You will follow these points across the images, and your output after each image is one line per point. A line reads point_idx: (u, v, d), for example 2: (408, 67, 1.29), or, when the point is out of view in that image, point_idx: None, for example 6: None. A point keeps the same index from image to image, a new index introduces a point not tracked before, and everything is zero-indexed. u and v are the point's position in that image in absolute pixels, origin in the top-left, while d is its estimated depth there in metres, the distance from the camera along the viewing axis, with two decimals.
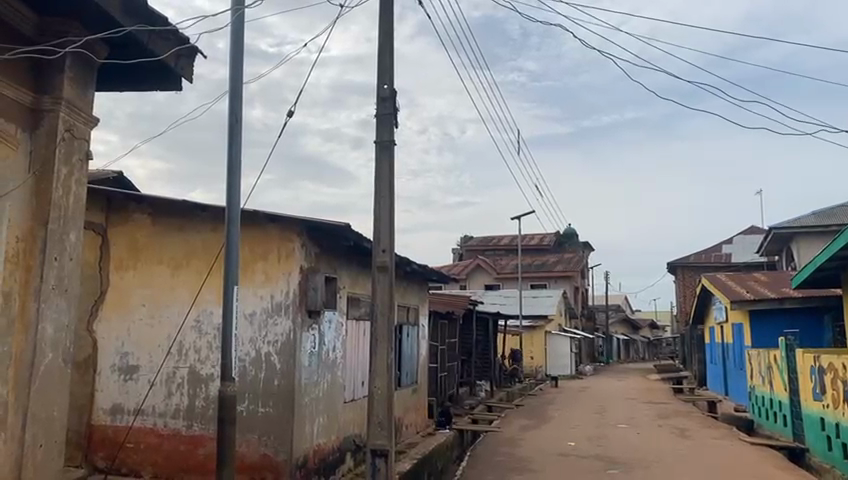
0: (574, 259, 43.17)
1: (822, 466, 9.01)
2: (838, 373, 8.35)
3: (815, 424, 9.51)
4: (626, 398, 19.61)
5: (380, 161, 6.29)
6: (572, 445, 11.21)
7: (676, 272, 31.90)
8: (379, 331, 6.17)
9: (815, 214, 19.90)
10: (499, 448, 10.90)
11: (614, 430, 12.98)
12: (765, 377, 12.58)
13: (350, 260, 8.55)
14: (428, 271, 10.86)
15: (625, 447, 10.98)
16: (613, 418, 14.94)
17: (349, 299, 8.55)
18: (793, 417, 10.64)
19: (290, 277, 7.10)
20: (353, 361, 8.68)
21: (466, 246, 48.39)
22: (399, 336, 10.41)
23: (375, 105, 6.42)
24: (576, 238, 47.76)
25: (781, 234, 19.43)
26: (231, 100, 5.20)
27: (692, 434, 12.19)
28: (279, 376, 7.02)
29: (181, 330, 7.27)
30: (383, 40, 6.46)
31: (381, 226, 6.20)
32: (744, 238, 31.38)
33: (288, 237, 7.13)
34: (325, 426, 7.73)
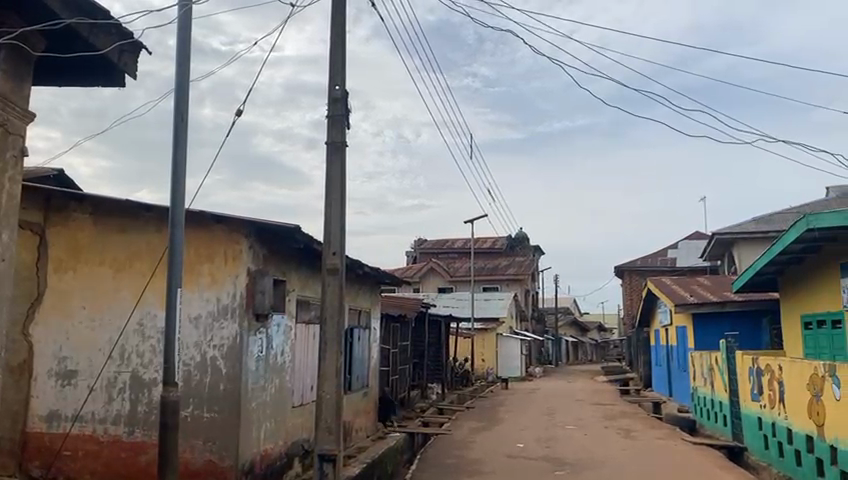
0: (526, 262, 43.72)
1: (759, 464, 9.32)
2: (775, 374, 8.65)
3: (752, 424, 9.85)
4: (575, 400, 19.91)
5: (330, 162, 6.24)
6: (521, 446, 11.33)
7: (623, 275, 32.65)
8: (328, 335, 6.10)
9: (756, 220, 20.63)
10: (450, 451, 10.92)
11: (563, 431, 13.17)
12: (707, 379, 12.96)
13: (300, 262, 8.43)
14: (381, 273, 10.80)
15: (572, 448, 11.16)
16: (562, 419, 15.17)
17: (299, 302, 8.45)
18: (733, 417, 10.98)
19: (238, 279, 6.96)
20: (303, 365, 8.57)
21: (420, 249, 48.48)
22: (350, 339, 10.33)
23: (327, 106, 6.35)
24: (527, 241, 48.35)
25: (723, 240, 20.07)
26: (176, 98, 5.06)
27: (638, 434, 12.49)
28: (225, 380, 6.88)
29: (124, 333, 7.05)
30: (335, 40, 6.40)
31: (332, 227, 6.14)
32: (689, 243, 32.30)
33: (235, 238, 6.99)
34: (272, 430, 7.60)
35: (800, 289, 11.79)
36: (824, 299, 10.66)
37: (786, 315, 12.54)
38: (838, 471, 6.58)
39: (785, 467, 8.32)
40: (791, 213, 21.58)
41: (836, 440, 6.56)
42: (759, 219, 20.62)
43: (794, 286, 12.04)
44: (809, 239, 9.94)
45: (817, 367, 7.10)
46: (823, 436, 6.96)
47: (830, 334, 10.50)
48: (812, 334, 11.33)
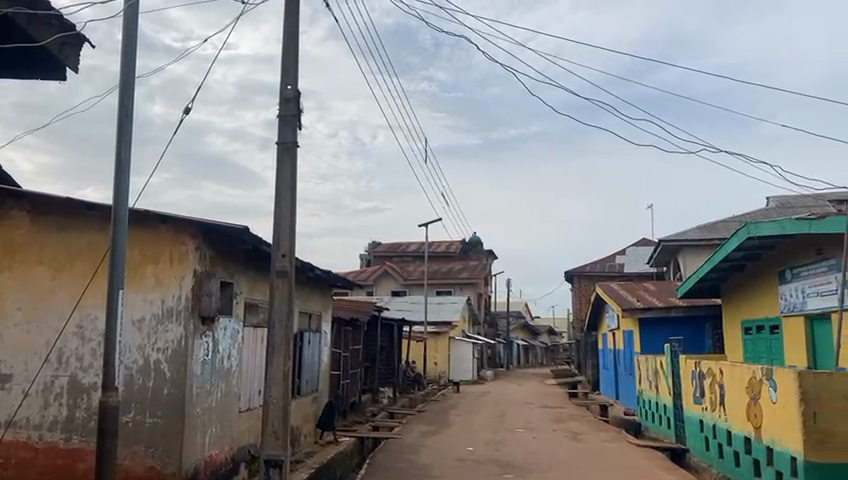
0: (479, 266, 44.03)
1: (700, 465, 9.56)
2: (716, 378, 8.91)
3: (694, 426, 10.12)
4: (526, 403, 20.12)
5: (281, 163, 6.15)
6: (471, 450, 11.38)
7: (573, 280, 33.18)
8: (276, 339, 6.00)
9: (700, 228, 21.23)
10: (400, 454, 10.89)
11: (513, 434, 13.27)
12: (652, 382, 13.25)
13: (249, 264, 8.29)
14: (333, 276, 10.72)
15: (521, 451, 11.25)
16: (511, 422, 15.32)
17: (247, 304, 8.30)
18: (676, 420, 11.26)
19: (184, 280, 6.80)
20: (250, 369, 8.43)
21: (374, 252, 48.31)
22: (300, 343, 10.21)
23: (279, 106, 6.26)
24: (481, 245, 48.71)
25: (669, 247, 20.61)
26: (121, 94, 4.92)
27: (585, 437, 12.69)
28: (169, 384, 6.70)
29: (62, 336, 6.80)
30: (287, 40, 6.32)
31: (282, 230, 6.05)
32: (637, 249, 33.04)
33: (181, 239, 6.82)
34: (218, 435, 7.44)
35: (741, 295, 12.17)
36: (764, 305, 11.03)
37: (727, 320, 12.93)
38: (774, 472, 6.80)
39: (724, 468, 8.56)
40: (733, 222, 22.28)
41: (773, 442, 6.77)
42: (703, 227, 21.24)
43: (735, 292, 12.43)
44: (750, 247, 10.27)
45: (756, 371, 7.33)
46: (760, 438, 7.19)
47: (768, 338, 10.86)
48: (751, 339, 11.72)
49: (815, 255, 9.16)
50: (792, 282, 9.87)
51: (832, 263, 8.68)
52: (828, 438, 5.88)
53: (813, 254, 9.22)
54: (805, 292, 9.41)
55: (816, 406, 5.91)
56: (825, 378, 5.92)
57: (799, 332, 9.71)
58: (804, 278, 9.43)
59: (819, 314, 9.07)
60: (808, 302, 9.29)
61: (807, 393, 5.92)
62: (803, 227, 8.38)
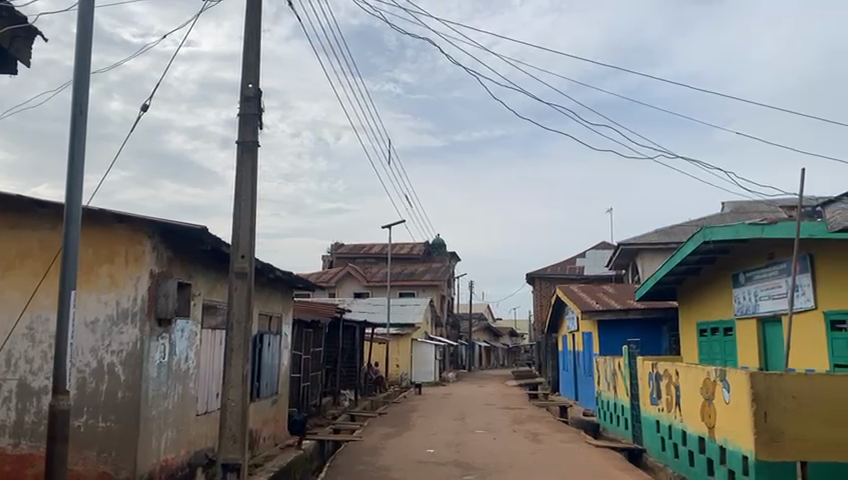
0: (442, 268, 44.12)
1: (656, 465, 9.74)
2: (672, 379, 9.09)
3: (651, 427, 10.31)
4: (487, 405, 20.23)
5: (241, 163, 6.06)
6: (432, 452, 11.38)
7: (534, 283, 33.55)
8: (235, 342, 5.91)
9: (658, 232, 21.67)
10: (360, 457, 10.82)
11: (474, 436, 13.32)
12: (610, 383, 13.46)
13: (207, 265, 8.16)
14: (293, 278, 10.62)
15: (481, 452, 11.30)
16: (473, 423, 15.37)
17: (205, 306, 8.16)
18: (633, 420, 11.45)
19: (140, 282, 6.64)
20: (208, 372, 8.28)
21: (336, 254, 48.02)
22: (259, 345, 10.08)
23: (239, 104, 6.17)
24: (444, 248, 48.82)
25: (628, 250, 20.97)
26: (75, 90, 4.78)
27: (545, 438, 12.81)
28: (123, 388, 6.54)
29: (11, 338, 6.57)
30: (249, 38, 6.24)
31: (241, 230, 5.96)
32: (596, 252, 33.53)
33: (138, 238, 6.67)
34: (173, 439, 7.29)
35: (696, 298, 12.44)
36: (718, 308, 11.29)
37: (683, 322, 13.22)
38: (726, 470, 6.97)
39: (679, 468, 8.75)
40: (690, 226, 22.79)
41: (726, 441, 6.93)
42: (661, 231, 21.68)
43: (691, 295, 12.70)
44: (705, 251, 10.50)
45: (710, 372, 7.49)
46: (713, 438, 7.36)
47: (722, 340, 11.13)
48: (706, 340, 11.99)
49: (767, 259, 9.43)
50: (745, 285, 10.13)
51: (783, 267, 8.95)
52: (778, 437, 6.03)
53: (765, 258, 9.48)
54: (757, 295, 9.68)
55: (766, 406, 6.07)
56: (775, 379, 6.08)
57: (751, 334, 9.98)
58: (757, 282, 9.70)
59: (771, 316, 9.34)
60: (760, 305, 9.55)
61: (758, 393, 6.08)
62: (756, 231, 8.61)
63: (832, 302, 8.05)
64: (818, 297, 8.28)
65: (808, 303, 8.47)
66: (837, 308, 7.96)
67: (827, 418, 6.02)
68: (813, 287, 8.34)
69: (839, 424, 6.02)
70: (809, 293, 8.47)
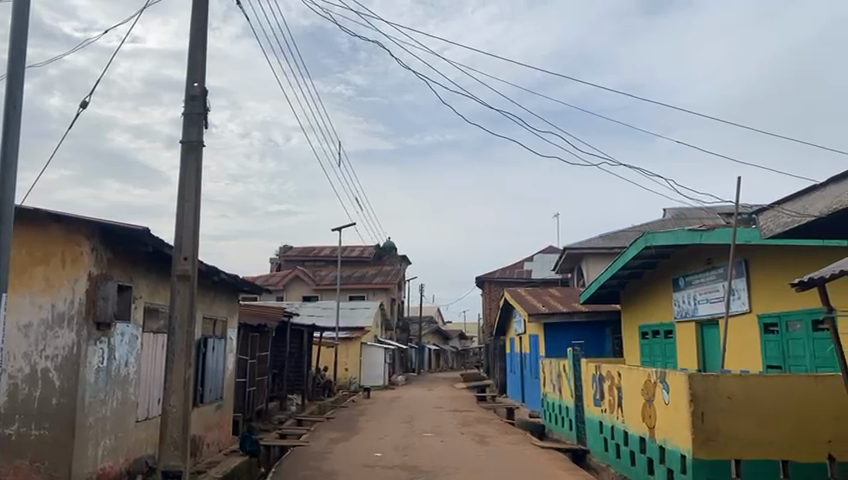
0: (392, 271, 44.06)
1: (599, 465, 9.95)
2: (615, 381, 9.29)
3: (594, 428, 10.52)
4: (435, 407, 20.31)
5: (185, 162, 5.93)
6: (379, 455, 11.36)
7: (484, 285, 33.85)
8: (177, 345, 5.78)
9: (603, 237, 22.14)
10: (306, 462, 10.70)
11: (421, 439, 13.36)
12: (555, 385, 13.68)
13: (150, 266, 7.97)
14: (239, 281, 10.43)
15: (428, 455, 11.34)
16: (420, 426, 15.42)
17: (147, 309, 7.95)
18: (578, 421, 11.67)
19: (78, 284, 6.43)
20: (149, 377, 8.08)
21: (285, 257, 47.44)
22: (203, 350, 9.86)
23: (184, 103, 6.04)
24: (394, 251, 48.77)
25: (574, 255, 21.37)
26: (9, 86, 4.60)
27: (491, 440, 12.95)
28: (59, 394, 6.30)
29: None
30: (196, 36, 6.12)
31: (185, 231, 5.84)
32: (544, 257, 34.02)
33: (75, 239, 6.46)
34: (112, 447, 7.07)
35: (638, 302, 12.77)
36: (659, 311, 11.63)
37: (626, 325, 13.54)
38: (665, 470, 7.17)
39: (621, 468, 8.96)
40: (634, 231, 23.37)
41: (665, 441, 7.11)
42: (606, 236, 22.17)
43: (634, 298, 13.03)
44: (647, 256, 10.80)
45: (650, 374, 7.69)
46: (653, 438, 7.56)
47: (663, 342, 11.46)
48: (648, 343, 12.32)
49: (705, 264, 9.75)
50: (684, 289, 10.46)
51: (720, 272, 9.26)
52: (714, 437, 6.24)
53: (703, 263, 9.81)
54: (696, 299, 10.00)
55: (703, 407, 6.27)
56: (712, 380, 6.28)
57: (690, 337, 10.31)
58: (695, 286, 10.02)
59: (708, 319, 9.66)
60: (699, 308, 9.87)
61: (696, 393, 6.28)
62: (695, 238, 8.91)
63: (766, 306, 8.36)
64: (753, 301, 8.61)
65: (743, 307, 8.81)
66: (770, 311, 8.28)
67: (760, 418, 6.24)
68: (748, 292, 8.68)
69: (772, 424, 6.24)
70: (744, 297, 8.80)
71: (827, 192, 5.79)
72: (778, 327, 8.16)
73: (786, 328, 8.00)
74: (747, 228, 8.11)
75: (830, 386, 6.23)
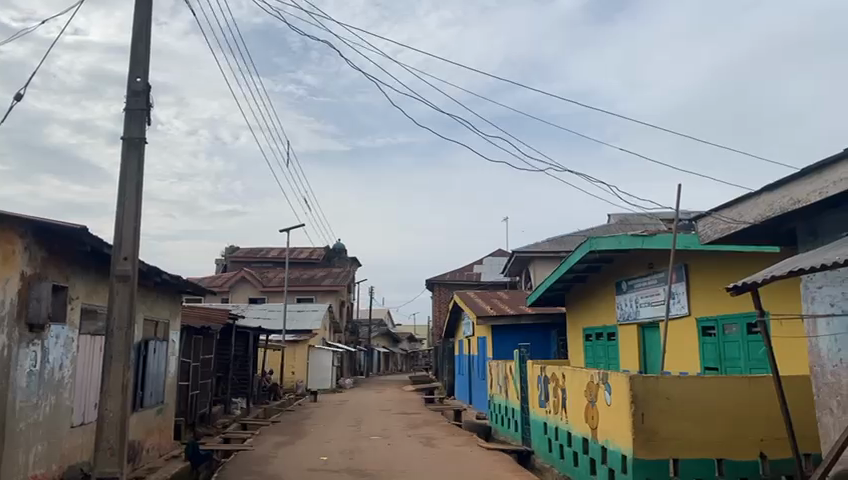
0: (341, 273, 43.80)
1: (544, 466, 10.10)
2: (560, 382, 9.44)
3: (538, 429, 10.68)
4: (383, 410, 20.24)
5: (126, 158, 5.76)
6: (325, 459, 11.26)
7: (433, 288, 33.95)
8: (115, 347, 5.59)
9: (550, 241, 22.49)
10: (251, 467, 10.52)
11: (368, 442, 13.32)
12: (502, 387, 13.82)
13: (88, 265, 7.72)
14: (182, 282, 10.19)
15: (375, 458, 11.29)
16: (367, 429, 15.35)
17: (84, 310, 7.69)
18: (523, 423, 11.81)
19: (10, 283, 6.13)
20: (85, 380, 7.81)
21: (231, 257, 46.63)
22: (144, 352, 9.60)
23: (126, 98, 5.86)
24: (344, 252, 48.48)
25: (522, 258, 21.65)
26: None
27: (438, 442, 13.00)
28: None
29: None
30: (139, 31, 5.95)
31: (124, 230, 5.67)
32: (493, 260, 34.36)
33: (8, 237, 6.16)
34: (44, 454, 6.79)
35: (583, 305, 13.02)
36: (602, 314, 11.89)
37: (570, 327, 13.80)
38: (607, 470, 7.33)
39: (564, 468, 9.11)
40: (580, 236, 23.83)
41: (607, 441, 7.27)
42: (553, 240, 22.54)
43: (578, 301, 13.30)
44: (592, 260, 11.03)
45: (593, 375, 7.85)
46: (596, 438, 7.70)
47: (606, 345, 11.72)
48: (591, 344, 12.57)
49: (647, 268, 10.01)
50: (627, 292, 10.72)
51: (661, 276, 9.53)
52: (654, 437, 6.41)
53: (645, 267, 10.08)
54: (638, 302, 10.26)
55: (643, 407, 6.43)
56: (652, 381, 6.44)
57: (632, 339, 10.57)
58: (637, 289, 10.29)
59: (650, 322, 9.92)
60: (641, 311, 10.13)
61: (637, 395, 6.43)
62: (637, 243, 9.15)
63: (703, 310, 8.65)
64: (691, 305, 8.89)
65: (683, 310, 9.09)
66: (708, 315, 8.56)
67: (697, 418, 6.43)
68: (687, 296, 8.96)
69: (709, 424, 6.43)
70: (683, 301, 9.08)
71: (762, 199, 5.91)
72: (715, 331, 8.44)
73: (723, 331, 8.28)
74: (687, 234, 8.37)
75: (762, 387, 6.47)
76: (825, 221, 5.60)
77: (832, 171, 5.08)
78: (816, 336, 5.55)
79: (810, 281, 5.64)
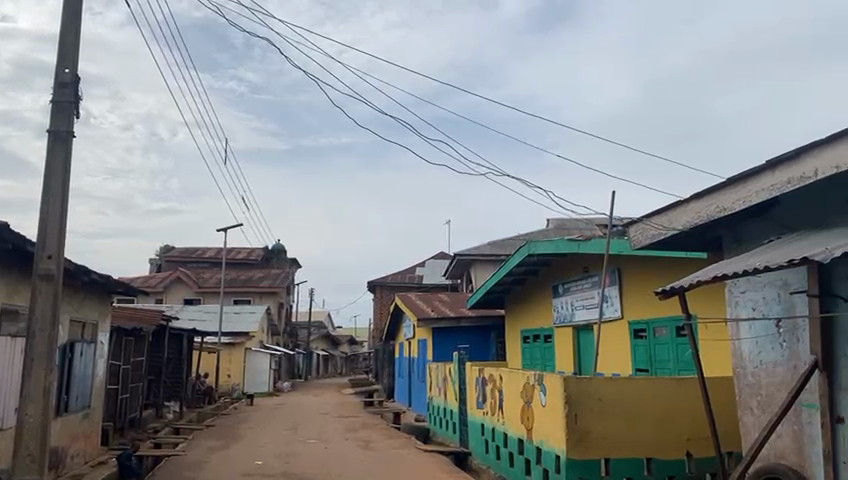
0: (281, 274, 43.18)
1: (480, 466, 10.21)
2: (497, 384, 9.56)
3: (476, 430, 10.78)
4: (320, 413, 20.02)
5: (52, 153, 5.51)
6: (259, 463, 11.07)
7: (375, 290, 33.87)
8: (37, 350, 5.33)
9: (491, 244, 22.77)
10: (182, 473, 10.23)
11: (304, 445, 13.17)
12: (441, 389, 13.89)
13: (9, 264, 7.36)
14: (112, 282, 9.83)
15: (311, 462, 11.17)
16: (304, 433, 15.16)
17: (4, 311, 7.32)
18: (461, 424, 11.91)
19: None
20: (4, 384, 7.44)
21: (166, 257, 45.36)
22: (69, 354, 9.22)
23: (53, 90, 5.60)
24: (283, 253, 47.80)
25: (463, 260, 21.85)
26: None
27: (376, 445, 12.96)
28: None
29: None
30: (68, 20, 5.71)
31: (49, 228, 5.42)
32: (435, 262, 34.55)
33: None
34: None
35: (521, 308, 13.23)
36: (539, 316, 12.10)
37: (508, 330, 13.99)
38: (541, 470, 7.45)
39: (500, 469, 9.21)
40: (520, 239, 24.22)
41: (542, 442, 7.39)
42: (494, 243, 22.83)
43: (517, 304, 13.49)
44: (530, 263, 11.21)
45: (529, 377, 7.98)
46: (531, 439, 7.82)
47: (542, 346, 11.94)
48: (528, 346, 12.78)
49: (582, 272, 10.25)
50: (563, 295, 10.94)
51: (595, 280, 9.76)
52: (586, 437, 6.55)
53: (580, 271, 10.31)
54: (573, 305, 10.50)
55: (576, 408, 6.57)
56: (585, 382, 6.59)
57: (567, 341, 10.79)
58: (572, 292, 10.52)
59: (584, 325, 10.16)
60: (576, 314, 10.36)
61: (570, 396, 6.56)
62: (573, 247, 9.35)
63: (635, 313, 8.91)
64: (624, 308, 9.15)
65: (615, 313, 9.35)
66: (639, 318, 8.82)
67: (627, 419, 6.61)
68: (620, 299, 9.21)
69: (639, 424, 6.62)
70: (616, 304, 9.33)
71: (689, 206, 6.11)
72: (646, 334, 8.70)
73: (653, 334, 8.55)
74: (620, 239, 8.61)
75: (689, 388, 6.70)
76: (749, 228, 5.86)
77: (754, 181, 5.30)
78: (739, 338, 5.78)
79: (734, 286, 5.88)
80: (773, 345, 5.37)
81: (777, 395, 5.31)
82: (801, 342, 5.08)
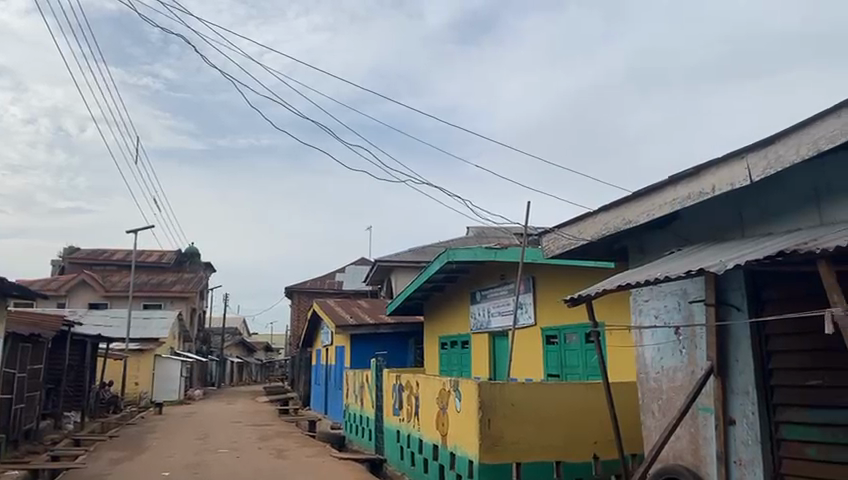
0: (195, 278, 41.80)
1: (395, 473, 10.21)
2: (413, 390, 9.60)
3: (391, 437, 10.77)
4: (233, 422, 19.47)
5: None
6: (166, 474, 10.66)
7: (293, 296, 33.33)
8: None
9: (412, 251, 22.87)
10: None
11: (215, 455, 12.79)
12: (357, 395, 13.81)
13: None
14: (7, 285, 9.20)
15: (222, 472, 10.86)
16: (215, 442, 14.73)
17: None
18: (377, 431, 11.88)
19: None
20: None
21: (71, 258, 43.06)
22: None
23: None
24: (198, 257, 46.30)
25: (382, 266, 21.83)
26: None
27: (289, 453, 12.75)
28: None
29: None
30: None
31: None
32: (355, 268, 34.37)
33: None
34: None
35: (439, 314, 13.35)
36: (457, 323, 12.24)
37: (427, 336, 14.08)
38: (455, 475, 7.53)
39: (415, 475, 9.24)
40: (440, 247, 24.44)
41: (456, 447, 7.46)
42: (414, 250, 22.94)
43: (435, 310, 13.60)
44: (449, 270, 11.34)
45: (445, 382, 8.05)
46: (445, 444, 7.89)
47: (459, 352, 12.08)
48: (446, 353, 12.89)
49: (499, 279, 10.46)
50: (480, 302, 11.12)
51: (511, 287, 9.98)
52: (499, 441, 6.67)
53: (497, 278, 10.51)
54: (490, 312, 10.69)
55: (490, 413, 6.68)
56: (499, 388, 6.71)
57: (483, 347, 10.97)
58: (489, 299, 10.71)
59: (500, 331, 10.37)
60: (492, 321, 10.56)
61: (484, 401, 6.67)
62: (490, 254, 9.52)
63: (547, 320, 9.17)
64: (537, 315, 9.39)
65: (529, 320, 9.58)
66: (552, 325, 9.07)
67: (537, 423, 6.78)
68: (534, 306, 9.45)
69: (549, 428, 6.81)
70: (530, 311, 9.57)
71: (599, 217, 6.34)
72: (557, 339, 8.97)
73: (564, 340, 8.81)
74: (535, 248, 8.84)
75: (596, 393, 6.96)
76: (654, 240, 6.14)
77: (659, 195, 5.56)
78: (643, 345, 6.05)
79: (639, 294, 6.15)
80: (673, 351, 5.66)
81: (676, 399, 5.59)
82: (699, 349, 5.37)
